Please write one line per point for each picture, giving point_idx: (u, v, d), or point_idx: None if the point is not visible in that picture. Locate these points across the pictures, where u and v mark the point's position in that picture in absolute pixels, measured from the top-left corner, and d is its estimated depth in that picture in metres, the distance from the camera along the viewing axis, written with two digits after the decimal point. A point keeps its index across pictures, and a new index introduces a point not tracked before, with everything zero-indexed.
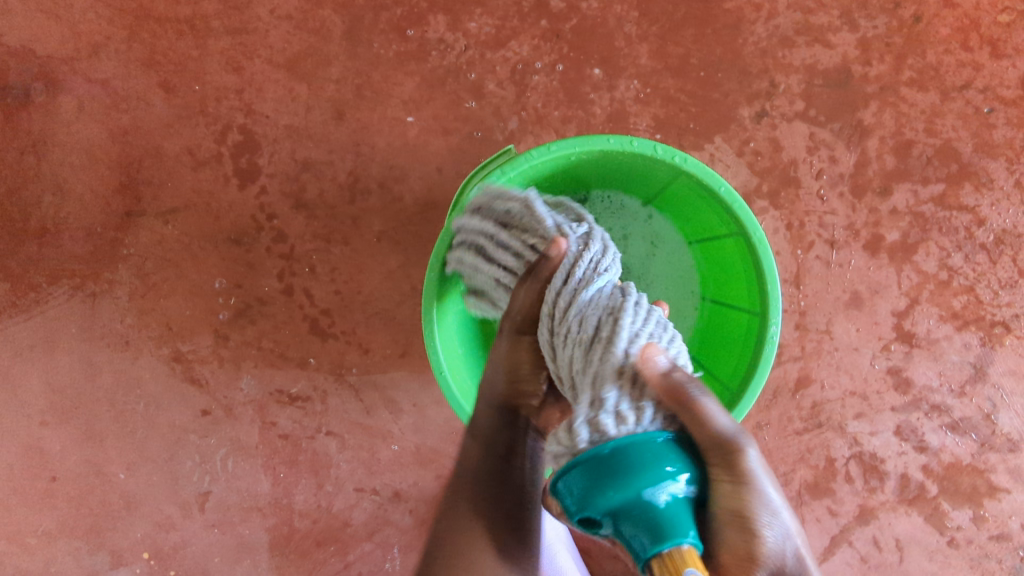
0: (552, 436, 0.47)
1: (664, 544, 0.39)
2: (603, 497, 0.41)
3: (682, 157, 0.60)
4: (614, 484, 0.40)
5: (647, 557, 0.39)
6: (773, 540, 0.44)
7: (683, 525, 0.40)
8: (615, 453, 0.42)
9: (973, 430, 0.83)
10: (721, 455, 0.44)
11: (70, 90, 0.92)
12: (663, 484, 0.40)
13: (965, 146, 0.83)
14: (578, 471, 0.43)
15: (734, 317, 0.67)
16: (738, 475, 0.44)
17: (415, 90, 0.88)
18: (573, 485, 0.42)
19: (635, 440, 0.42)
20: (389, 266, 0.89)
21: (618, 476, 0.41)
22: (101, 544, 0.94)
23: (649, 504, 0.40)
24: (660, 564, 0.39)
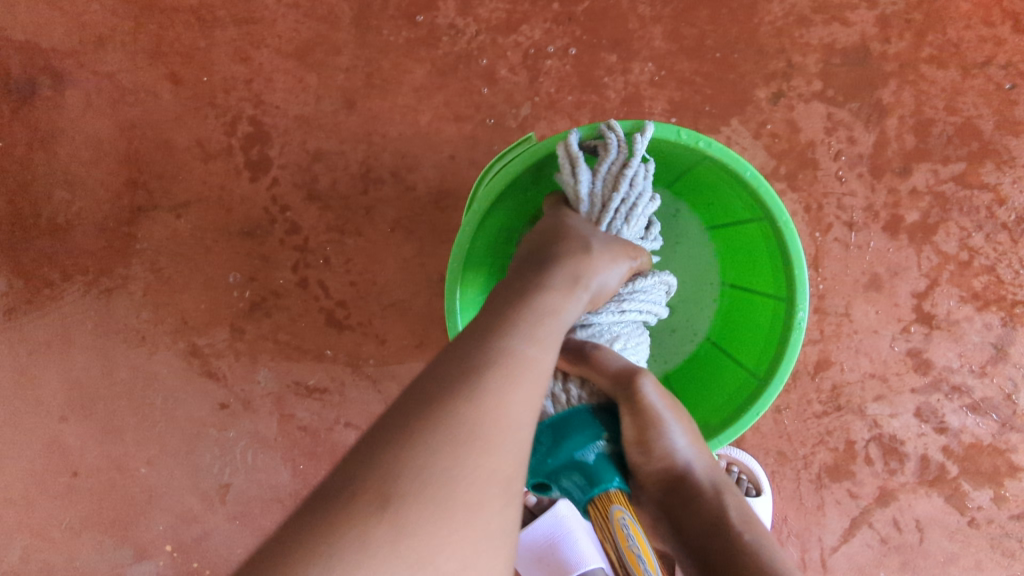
0: None
1: (596, 489, 0.52)
2: (542, 456, 0.55)
3: (707, 142, 0.58)
4: (552, 444, 0.54)
5: (585, 502, 0.53)
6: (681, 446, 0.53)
7: (609, 474, 0.53)
8: (551, 424, 0.56)
9: (993, 411, 0.83)
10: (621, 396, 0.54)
11: (77, 84, 0.91)
12: (591, 444, 0.54)
13: (987, 124, 0.82)
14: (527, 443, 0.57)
15: (758, 301, 0.67)
16: (636, 405, 0.53)
17: (426, 77, 0.87)
18: None
19: (564, 414, 0.56)
20: (403, 257, 0.89)
21: (554, 438, 0.55)
22: (125, 537, 0.95)
23: (580, 460, 0.54)
24: (595, 506, 0.52)
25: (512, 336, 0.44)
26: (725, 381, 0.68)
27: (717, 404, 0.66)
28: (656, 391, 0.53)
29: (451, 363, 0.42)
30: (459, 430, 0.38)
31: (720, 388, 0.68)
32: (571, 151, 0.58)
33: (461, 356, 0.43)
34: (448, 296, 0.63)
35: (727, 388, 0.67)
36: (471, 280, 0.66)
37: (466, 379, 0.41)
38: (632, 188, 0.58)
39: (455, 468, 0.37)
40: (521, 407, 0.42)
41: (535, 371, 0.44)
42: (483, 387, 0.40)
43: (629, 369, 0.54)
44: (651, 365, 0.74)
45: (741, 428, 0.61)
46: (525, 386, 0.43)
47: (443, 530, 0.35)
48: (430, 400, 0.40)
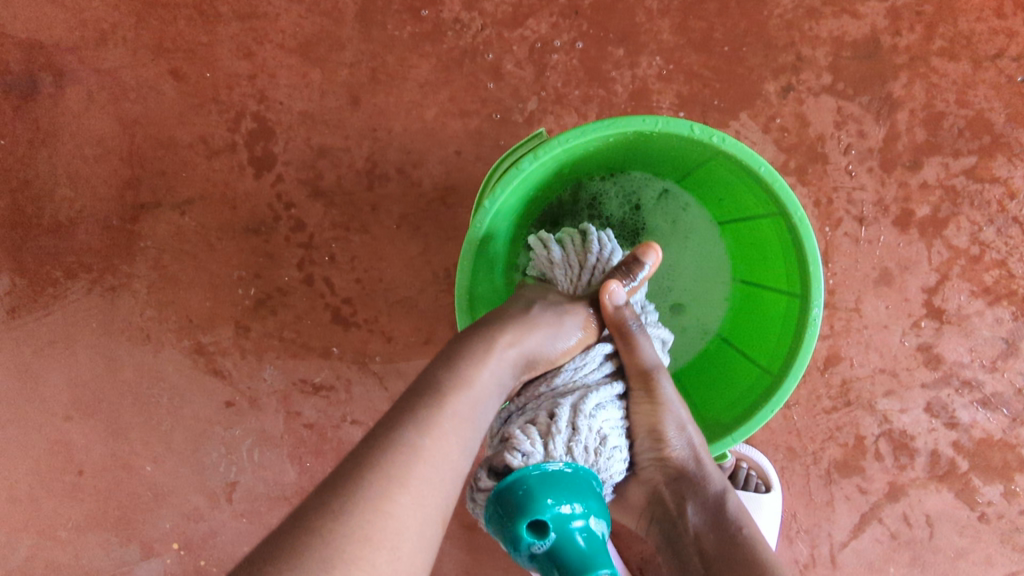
0: (520, 439, 0.53)
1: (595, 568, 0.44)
2: (537, 511, 0.46)
3: (721, 137, 0.58)
4: (546, 506, 0.46)
5: None
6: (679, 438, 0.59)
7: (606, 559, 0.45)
8: (549, 481, 0.47)
9: (1004, 406, 0.83)
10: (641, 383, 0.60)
11: (78, 80, 0.90)
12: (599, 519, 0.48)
13: (998, 116, 0.81)
14: (510, 493, 0.48)
15: (771, 297, 0.66)
16: (657, 394, 0.59)
17: (431, 72, 0.86)
18: (531, 490, 0.47)
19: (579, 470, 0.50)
20: (409, 254, 0.88)
21: (554, 500, 0.46)
22: (131, 536, 0.94)
23: (585, 525, 0.46)
24: None
25: (413, 424, 0.46)
26: (738, 377, 0.67)
27: (730, 401, 0.66)
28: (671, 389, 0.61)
29: (364, 442, 0.45)
30: (359, 518, 0.40)
31: (733, 385, 0.68)
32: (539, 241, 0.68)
33: (361, 452, 0.44)
34: (456, 292, 0.62)
35: (740, 386, 0.67)
36: (480, 275, 0.65)
37: (362, 477, 0.42)
38: (601, 249, 0.66)
39: (354, 563, 0.39)
40: (425, 488, 0.44)
41: (445, 450, 0.46)
42: (378, 485, 0.42)
43: (654, 362, 0.61)
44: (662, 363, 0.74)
45: (755, 427, 0.60)
46: (430, 475, 0.44)
47: None
48: (327, 504, 0.41)
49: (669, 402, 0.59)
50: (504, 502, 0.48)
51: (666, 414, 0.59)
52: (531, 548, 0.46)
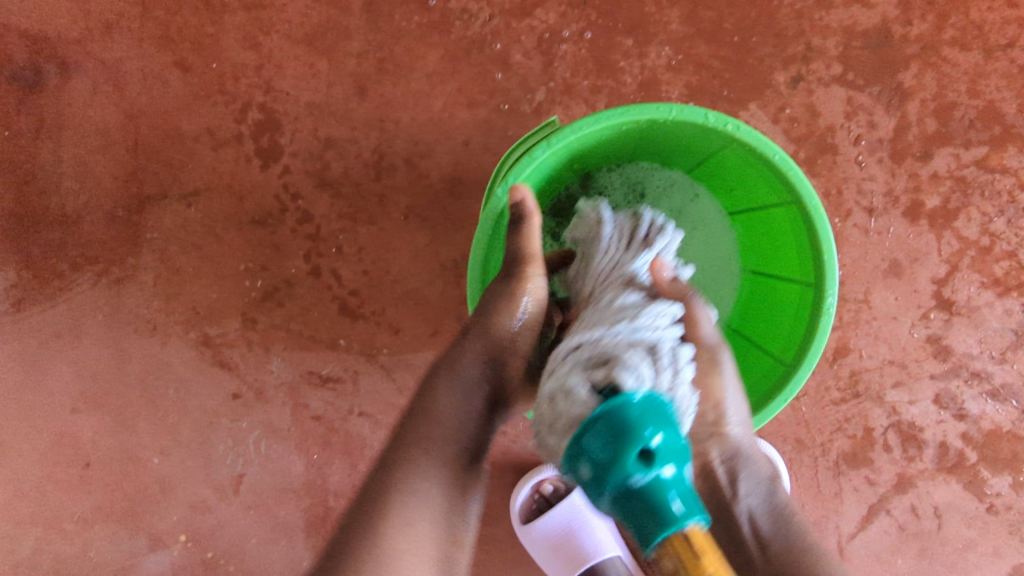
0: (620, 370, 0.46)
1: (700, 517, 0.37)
2: (647, 439, 0.37)
3: (735, 125, 0.57)
4: (657, 438, 0.37)
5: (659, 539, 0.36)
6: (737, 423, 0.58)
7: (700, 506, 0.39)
8: (653, 410, 0.39)
9: (1013, 397, 0.83)
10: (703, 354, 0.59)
11: (84, 71, 0.90)
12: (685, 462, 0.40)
13: (1009, 107, 0.81)
14: (611, 421, 0.38)
15: (783, 287, 0.66)
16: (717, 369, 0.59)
17: (439, 62, 0.86)
18: (641, 419, 0.38)
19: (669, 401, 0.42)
20: (417, 245, 0.88)
21: (664, 433, 0.37)
22: (138, 528, 0.94)
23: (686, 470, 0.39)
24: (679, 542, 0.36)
25: (395, 476, 0.53)
26: (751, 367, 0.67)
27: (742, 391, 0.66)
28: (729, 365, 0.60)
29: (360, 499, 0.52)
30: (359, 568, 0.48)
31: (745, 375, 0.68)
32: (585, 206, 0.67)
33: (355, 512, 0.51)
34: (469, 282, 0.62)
35: (752, 376, 0.66)
36: (493, 262, 0.66)
37: (357, 535, 0.49)
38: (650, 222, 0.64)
39: None
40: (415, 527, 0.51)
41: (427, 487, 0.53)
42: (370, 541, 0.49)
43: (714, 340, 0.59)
44: None
45: (768, 417, 0.60)
46: (405, 516, 0.51)
47: None
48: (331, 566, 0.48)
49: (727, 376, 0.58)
50: (601, 428, 0.39)
51: (726, 390, 0.58)
52: (626, 486, 0.36)
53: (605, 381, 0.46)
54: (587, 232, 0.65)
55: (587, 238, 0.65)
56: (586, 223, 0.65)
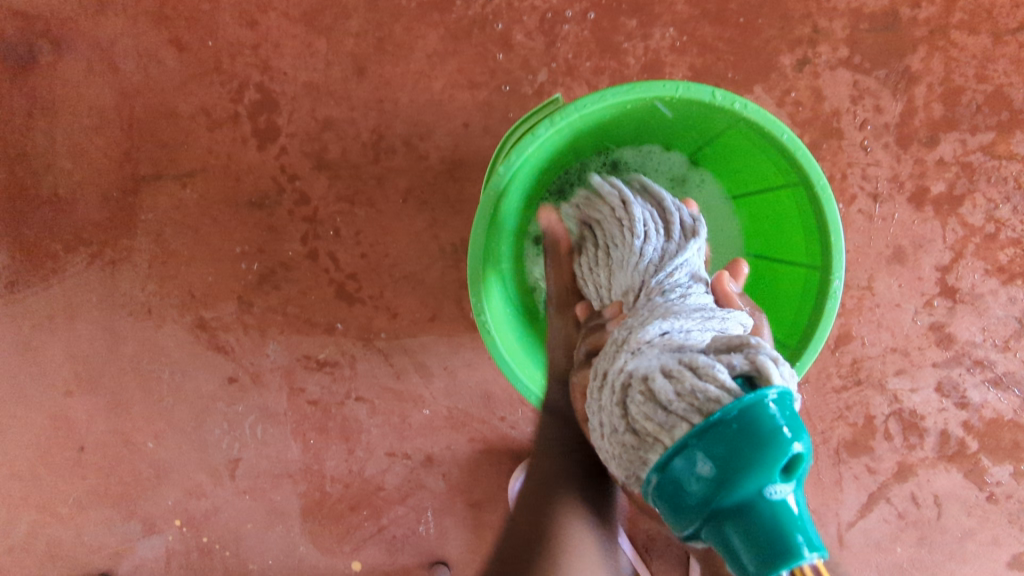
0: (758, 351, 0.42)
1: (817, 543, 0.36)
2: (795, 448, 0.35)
3: (744, 104, 0.57)
4: (800, 448, 0.35)
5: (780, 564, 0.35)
6: None
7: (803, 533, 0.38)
8: (791, 413, 0.36)
9: (1016, 386, 0.82)
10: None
11: (77, 49, 0.88)
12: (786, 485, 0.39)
13: (1017, 92, 0.80)
14: (759, 419, 0.36)
15: (786, 270, 0.66)
16: None
17: (439, 42, 0.84)
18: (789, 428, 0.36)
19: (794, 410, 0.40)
20: (415, 229, 0.87)
21: (805, 444, 0.36)
22: (133, 512, 0.93)
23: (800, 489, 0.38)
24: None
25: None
26: None
27: None
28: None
29: None
30: None
31: None
32: (596, 185, 0.64)
33: None
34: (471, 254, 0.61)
35: None
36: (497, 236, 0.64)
37: None
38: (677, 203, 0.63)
39: None
40: None
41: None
42: None
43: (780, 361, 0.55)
44: None
45: None
46: None
47: None
48: None
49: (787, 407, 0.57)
50: (740, 422, 0.35)
51: None
52: (761, 494, 0.35)
53: (732, 368, 0.41)
54: (610, 213, 0.62)
55: (610, 221, 0.62)
56: (610, 205, 0.62)
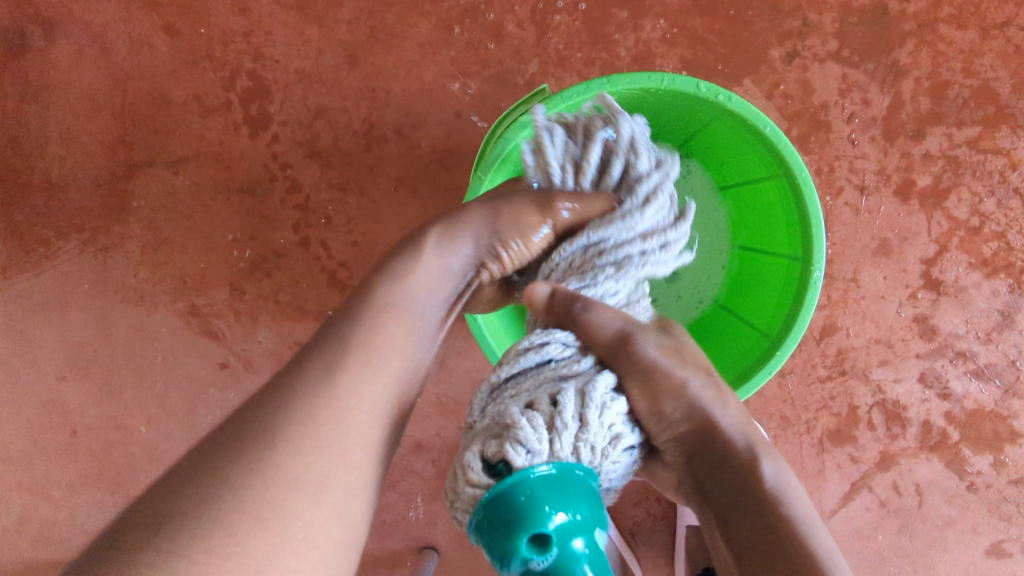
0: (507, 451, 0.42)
1: None
2: (547, 521, 0.37)
3: (727, 96, 0.57)
4: (556, 516, 0.38)
5: None
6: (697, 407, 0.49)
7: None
8: (552, 484, 0.39)
9: (997, 377, 0.83)
10: (611, 350, 0.51)
11: (69, 34, 0.88)
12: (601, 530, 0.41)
13: (1004, 87, 0.81)
14: (511, 498, 0.39)
15: (770, 261, 0.67)
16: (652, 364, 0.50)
17: (431, 31, 0.85)
18: (543, 496, 0.38)
19: (573, 470, 0.41)
20: (406, 217, 0.87)
21: (563, 511, 0.38)
22: (126, 496, 0.94)
23: (597, 539, 0.39)
24: None
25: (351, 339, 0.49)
26: (736, 341, 0.68)
27: (728, 365, 0.67)
28: (656, 348, 0.51)
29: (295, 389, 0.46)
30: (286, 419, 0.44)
31: (731, 350, 0.68)
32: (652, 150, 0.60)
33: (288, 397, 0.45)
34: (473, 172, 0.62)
35: (737, 348, 0.68)
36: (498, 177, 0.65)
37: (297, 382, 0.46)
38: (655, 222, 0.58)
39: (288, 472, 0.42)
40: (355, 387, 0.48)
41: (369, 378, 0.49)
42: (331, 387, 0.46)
43: (620, 330, 0.52)
44: None
45: (752, 388, 0.61)
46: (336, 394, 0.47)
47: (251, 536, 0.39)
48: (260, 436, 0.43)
49: (660, 366, 0.50)
50: (495, 504, 0.39)
51: (669, 375, 0.50)
52: (526, 565, 0.38)
53: (492, 458, 0.43)
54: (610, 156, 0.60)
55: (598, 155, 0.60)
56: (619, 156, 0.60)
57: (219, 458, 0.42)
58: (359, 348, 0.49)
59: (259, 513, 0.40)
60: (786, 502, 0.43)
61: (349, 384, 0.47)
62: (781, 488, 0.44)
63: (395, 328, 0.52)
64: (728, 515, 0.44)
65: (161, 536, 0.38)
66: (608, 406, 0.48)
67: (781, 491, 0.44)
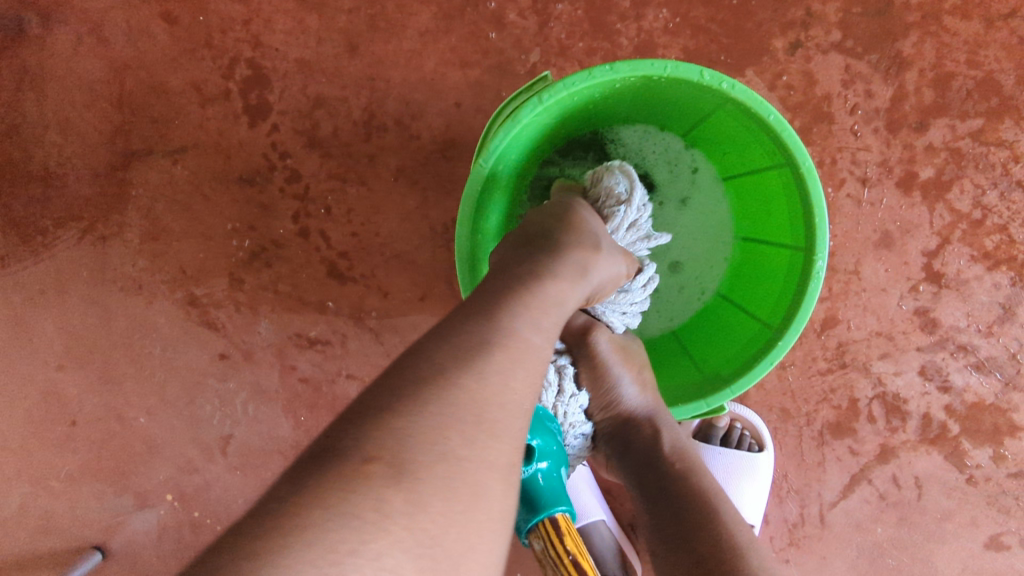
0: None
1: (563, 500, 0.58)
2: (529, 443, 0.58)
3: (731, 83, 0.57)
4: (535, 444, 0.58)
5: (531, 521, 0.57)
6: (630, 391, 0.64)
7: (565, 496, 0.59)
8: (533, 423, 0.60)
9: (998, 370, 0.83)
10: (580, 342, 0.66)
11: (66, 22, 0.88)
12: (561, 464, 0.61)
13: (1008, 78, 0.80)
14: None
15: (774, 251, 0.66)
16: (604, 360, 0.64)
17: (432, 20, 0.84)
18: (527, 430, 0.58)
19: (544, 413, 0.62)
20: (407, 208, 0.87)
21: (539, 440, 0.59)
22: (125, 487, 0.94)
23: (560, 470, 0.60)
24: (549, 523, 0.57)
25: (523, 314, 0.45)
26: (738, 331, 0.68)
27: (728, 356, 0.67)
28: (607, 344, 0.65)
29: (472, 350, 0.41)
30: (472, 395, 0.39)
31: (733, 340, 0.68)
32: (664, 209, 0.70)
33: (470, 353, 0.41)
34: (471, 171, 0.59)
35: (739, 339, 0.68)
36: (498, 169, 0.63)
37: (486, 351, 0.41)
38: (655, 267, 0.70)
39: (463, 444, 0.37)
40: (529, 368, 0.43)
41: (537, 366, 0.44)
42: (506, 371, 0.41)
43: (585, 322, 0.66)
44: (659, 321, 0.75)
45: (753, 379, 0.61)
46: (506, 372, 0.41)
47: (449, 506, 0.35)
48: (451, 393, 0.38)
49: (605, 362, 0.64)
50: None
51: (615, 373, 0.64)
52: (512, 478, 0.57)
53: None
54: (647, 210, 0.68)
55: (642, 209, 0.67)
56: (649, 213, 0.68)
57: (429, 409, 0.37)
58: (536, 336, 0.45)
59: (462, 500, 0.36)
60: (677, 461, 0.61)
61: (525, 371, 0.42)
62: (676, 454, 0.61)
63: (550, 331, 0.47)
64: (642, 475, 0.61)
65: (402, 481, 0.34)
66: (573, 395, 0.66)
67: (677, 454, 0.62)
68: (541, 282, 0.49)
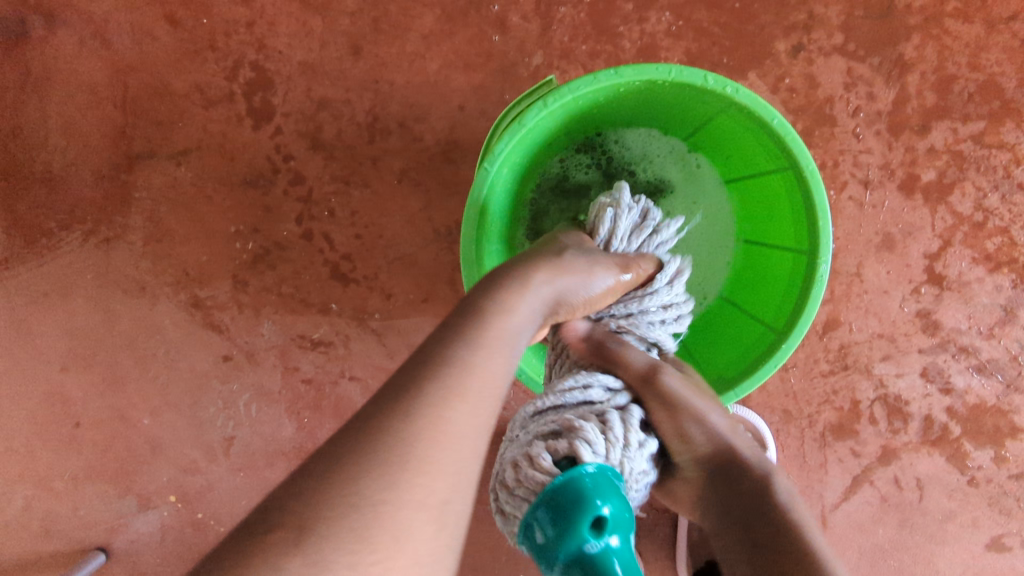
0: (575, 442, 0.48)
1: None
2: (598, 510, 0.41)
3: (735, 88, 0.57)
4: (606, 508, 0.41)
5: None
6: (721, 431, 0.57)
7: None
8: (602, 483, 0.44)
9: (999, 372, 0.84)
10: (650, 384, 0.58)
11: (70, 25, 0.88)
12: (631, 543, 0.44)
13: (1009, 81, 0.81)
14: (568, 488, 0.43)
15: (777, 254, 0.67)
16: (683, 398, 0.57)
17: (435, 23, 0.84)
18: (593, 486, 0.43)
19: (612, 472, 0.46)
20: (410, 210, 0.87)
21: (611, 504, 0.42)
22: (129, 488, 0.94)
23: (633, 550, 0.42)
24: None
25: (459, 345, 0.43)
26: (742, 333, 0.68)
27: (732, 358, 0.67)
28: (679, 382, 0.58)
29: (401, 392, 0.39)
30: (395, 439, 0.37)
31: (737, 342, 0.68)
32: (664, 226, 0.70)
33: (397, 395, 0.39)
34: (476, 176, 0.60)
35: (743, 341, 0.68)
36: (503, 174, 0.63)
37: (413, 390, 0.39)
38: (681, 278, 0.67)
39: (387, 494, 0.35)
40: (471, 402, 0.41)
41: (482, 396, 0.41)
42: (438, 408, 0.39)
43: (649, 363, 0.59)
44: None
45: (757, 382, 0.61)
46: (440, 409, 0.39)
47: (359, 559, 0.33)
48: (370, 440, 0.37)
49: (686, 397, 0.57)
50: (554, 495, 0.43)
51: (701, 406, 0.57)
52: (579, 552, 0.40)
53: (559, 453, 0.48)
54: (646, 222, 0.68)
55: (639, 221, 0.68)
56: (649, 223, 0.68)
57: (348, 462, 0.36)
58: (477, 364, 0.42)
59: (378, 552, 0.33)
60: (794, 508, 0.52)
61: (466, 404, 0.40)
62: (789, 500, 0.53)
63: (497, 355, 0.44)
64: (750, 521, 0.52)
65: (305, 540, 0.33)
66: (639, 448, 0.53)
67: (790, 503, 0.53)
68: (496, 310, 0.47)
